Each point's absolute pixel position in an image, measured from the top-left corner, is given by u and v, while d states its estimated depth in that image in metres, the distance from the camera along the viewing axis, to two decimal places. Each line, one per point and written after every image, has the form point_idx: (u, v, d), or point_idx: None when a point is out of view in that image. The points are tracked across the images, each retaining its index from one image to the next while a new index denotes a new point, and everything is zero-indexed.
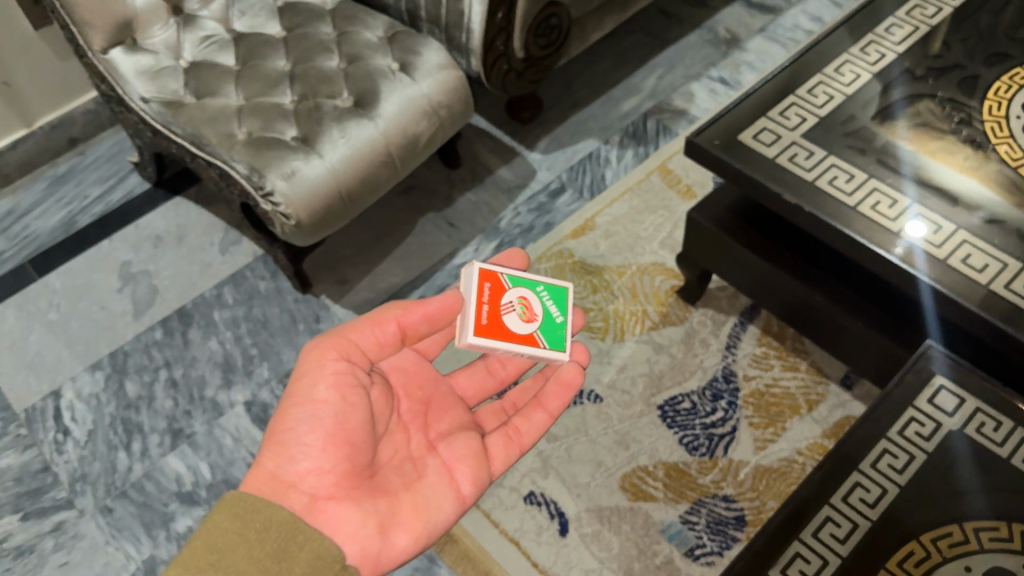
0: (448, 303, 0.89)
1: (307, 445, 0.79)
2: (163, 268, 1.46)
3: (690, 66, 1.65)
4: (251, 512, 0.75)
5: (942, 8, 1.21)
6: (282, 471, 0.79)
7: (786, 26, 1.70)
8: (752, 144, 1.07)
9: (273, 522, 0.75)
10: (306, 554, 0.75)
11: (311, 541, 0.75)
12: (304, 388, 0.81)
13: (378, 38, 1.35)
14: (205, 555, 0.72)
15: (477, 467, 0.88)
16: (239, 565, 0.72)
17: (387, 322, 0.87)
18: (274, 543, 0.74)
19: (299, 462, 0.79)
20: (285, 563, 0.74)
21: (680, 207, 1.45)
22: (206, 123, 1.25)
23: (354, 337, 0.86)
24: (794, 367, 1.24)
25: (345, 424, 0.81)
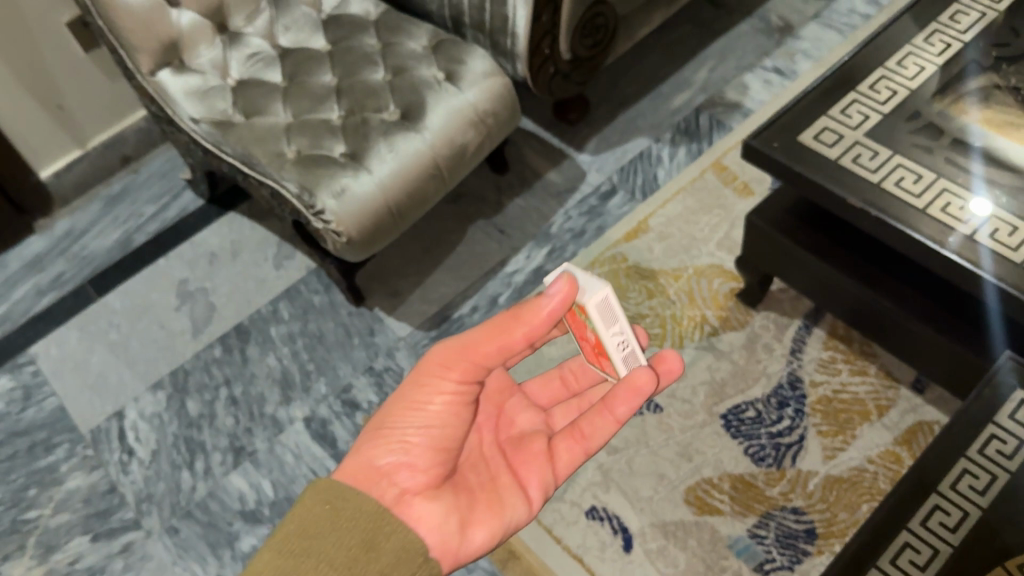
0: (570, 289, 0.71)
1: (407, 440, 0.75)
2: (219, 285, 1.47)
3: (741, 57, 1.61)
4: (341, 499, 0.69)
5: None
6: (378, 460, 0.74)
7: (841, 11, 1.64)
8: (813, 145, 1.03)
9: (362, 511, 0.69)
10: (393, 545, 0.68)
11: (399, 532, 0.68)
12: (415, 389, 0.76)
13: (423, 47, 1.33)
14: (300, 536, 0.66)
15: (549, 473, 0.83)
16: (329, 552, 0.66)
17: (515, 330, 0.72)
18: (363, 532, 0.68)
19: (395, 455, 0.75)
20: (375, 552, 0.67)
21: (737, 206, 1.41)
22: (256, 143, 1.25)
23: (477, 351, 0.73)
24: (863, 371, 1.20)
25: (450, 431, 0.76)
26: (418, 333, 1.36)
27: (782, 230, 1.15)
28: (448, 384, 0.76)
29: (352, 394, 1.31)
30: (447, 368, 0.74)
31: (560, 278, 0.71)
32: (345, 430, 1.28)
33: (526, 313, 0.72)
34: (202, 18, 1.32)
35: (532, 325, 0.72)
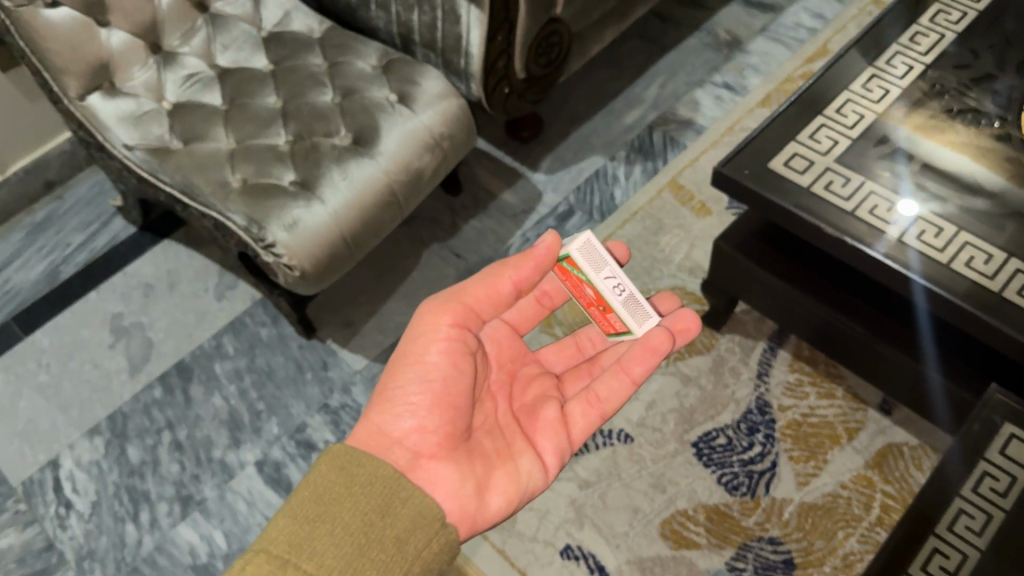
0: (551, 245, 0.79)
1: (414, 403, 0.79)
2: (157, 320, 1.38)
3: (691, 72, 1.59)
4: (356, 466, 0.73)
5: (967, 12, 1.15)
6: (388, 427, 0.79)
7: (788, 24, 1.63)
8: (784, 171, 1.01)
9: (378, 477, 0.73)
10: (407, 511, 0.72)
11: (414, 498, 0.72)
12: (418, 351, 0.81)
13: (373, 67, 1.28)
14: (315, 505, 0.70)
15: (560, 437, 0.87)
16: (346, 517, 0.69)
17: (499, 281, 0.83)
18: (377, 498, 0.71)
19: (406, 419, 0.79)
20: (389, 519, 0.71)
21: (696, 226, 1.39)
22: (196, 171, 1.17)
23: (468, 299, 0.83)
24: (831, 394, 1.20)
25: (453, 389, 0.80)
26: (374, 366, 1.30)
27: (747, 255, 1.13)
28: (449, 347, 0.81)
29: (307, 434, 1.25)
30: (441, 324, 0.81)
31: (544, 233, 0.80)
32: (301, 472, 1.22)
33: (512, 262, 0.82)
34: (133, 36, 1.24)
35: (516, 273, 0.82)
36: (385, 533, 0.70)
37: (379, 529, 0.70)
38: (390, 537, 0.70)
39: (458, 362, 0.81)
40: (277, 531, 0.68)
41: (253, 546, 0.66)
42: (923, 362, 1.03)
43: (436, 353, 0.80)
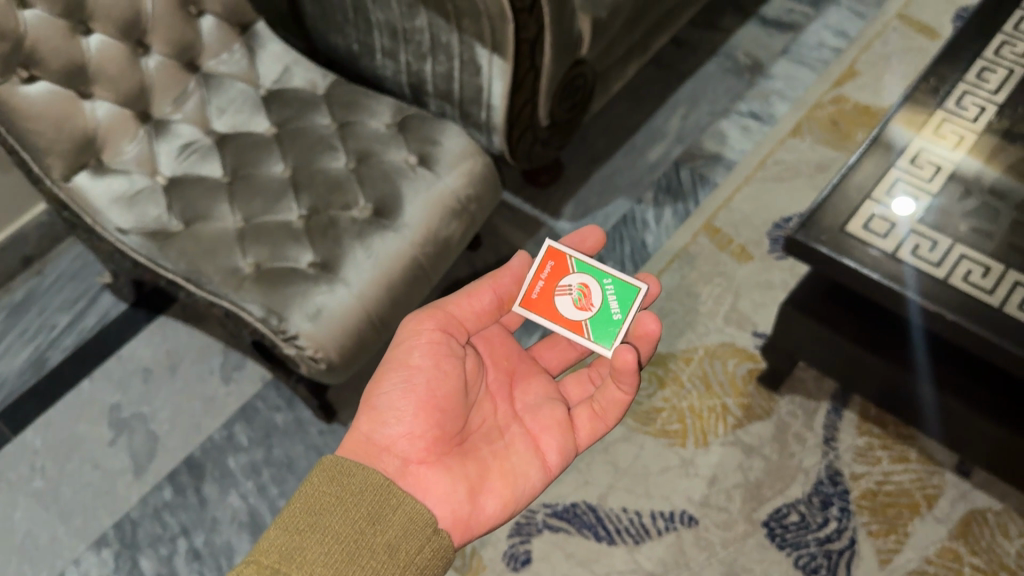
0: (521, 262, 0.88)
1: (399, 408, 0.79)
2: (160, 409, 1.26)
3: (714, 101, 1.50)
4: (347, 476, 0.73)
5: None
6: (376, 436, 0.79)
7: (810, 44, 1.54)
8: (864, 235, 0.91)
9: (368, 485, 0.73)
10: (398, 518, 0.72)
11: (405, 505, 0.73)
12: (401, 356, 0.82)
13: (387, 126, 1.17)
14: (304, 514, 0.70)
15: (562, 438, 0.85)
16: (337, 526, 0.69)
17: (479, 292, 0.87)
18: (369, 505, 0.71)
19: (392, 426, 0.79)
20: (380, 526, 0.71)
21: (738, 273, 1.30)
22: (203, 256, 1.05)
23: (451, 306, 0.85)
24: (904, 458, 1.11)
25: (439, 391, 0.80)
26: None
27: (810, 313, 0.99)
28: (433, 350, 0.81)
29: None
30: (421, 328, 0.82)
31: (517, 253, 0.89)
32: None
33: (496, 275, 0.88)
34: (122, 107, 1.11)
35: (495, 284, 0.88)
36: (377, 540, 0.70)
37: (370, 536, 0.70)
38: (382, 543, 0.70)
39: (442, 365, 0.81)
40: (268, 542, 0.68)
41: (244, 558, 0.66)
42: (920, 375, 0.94)
43: (419, 355, 0.81)
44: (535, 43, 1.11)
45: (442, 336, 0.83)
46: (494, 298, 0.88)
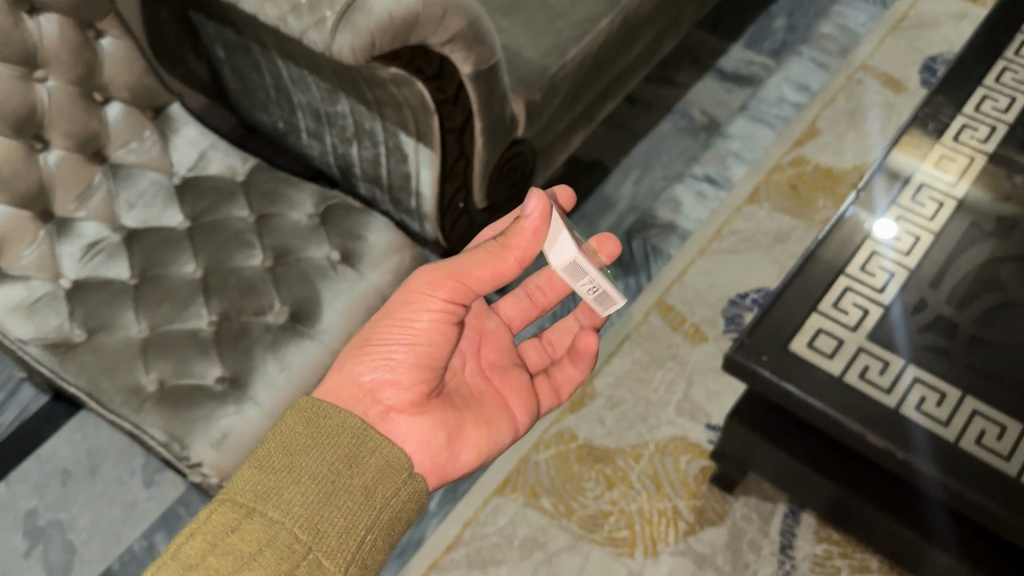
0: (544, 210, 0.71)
1: (394, 358, 0.77)
2: (78, 516, 1.19)
3: (668, 164, 1.42)
4: (323, 417, 0.72)
5: (996, 126, 1.00)
6: (362, 378, 0.78)
7: (769, 100, 1.47)
8: (811, 355, 0.84)
9: (347, 429, 0.72)
10: (375, 461, 0.71)
11: (382, 449, 0.72)
12: (406, 315, 0.77)
13: (309, 217, 1.09)
14: (280, 455, 0.69)
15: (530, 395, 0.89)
16: (312, 467, 0.69)
17: (502, 259, 0.73)
18: (346, 447, 0.71)
19: (380, 373, 0.77)
20: (357, 468, 0.70)
21: (692, 356, 1.22)
22: (105, 373, 0.97)
23: (470, 280, 0.74)
24: (865, 568, 1.04)
25: (433, 349, 0.78)
26: None
27: (755, 428, 0.91)
28: (443, 315, 0.77)
29: None
30: (434, 292, 0.75)
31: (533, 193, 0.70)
32: None
33: (513, 240, 0.73)
34: (21, 208, 1.02)
35: (520, 250, 0.73)
36: (353, 482, 0.69)
37: (346, 479, 0.69)
38: (358, 486, 0.69)
39: (446, 327, 0.78)
40: (241, 481, 0.68)
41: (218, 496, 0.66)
42: (929, 534, 0.84)
43: (427, 319, 0.76)
44: (462, 132, 1.04)
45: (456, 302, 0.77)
46: (517, 266, 0.75)
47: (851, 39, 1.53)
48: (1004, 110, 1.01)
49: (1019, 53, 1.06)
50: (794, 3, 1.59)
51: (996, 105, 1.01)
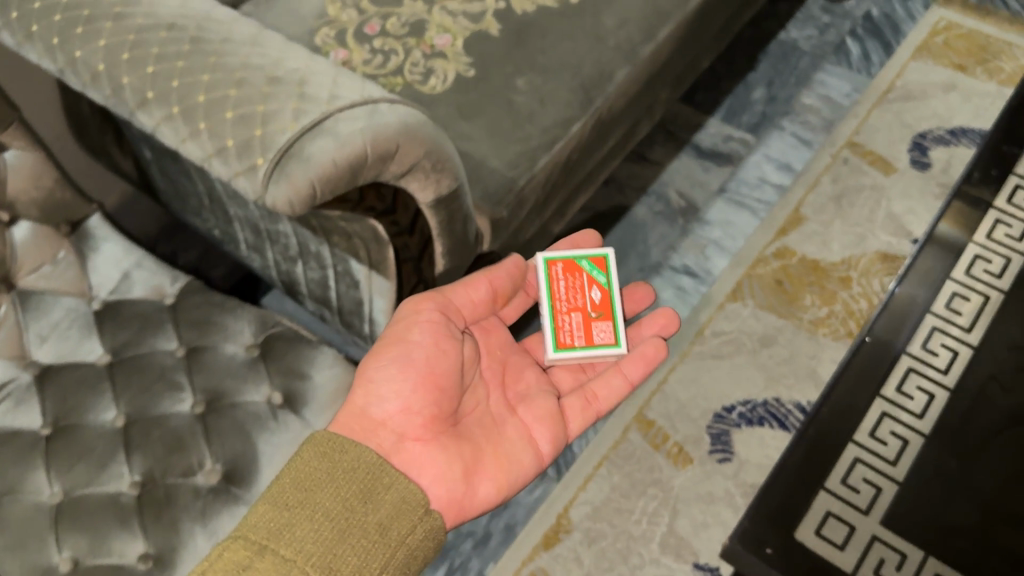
0: (516, 262, 0.91)
1: (396, 385, 0.77)
2: None
3: (645, 253, 1.32)
4: (338, 453, 0.71)
5: (958, 352, 1.05)
6: (372, 410, 0.77)
7: (750, 181, 1.38)
8: (822, 547, 0.98)
9: (360, 465, 0.71)
10: (389, 498, 0.71)
11: (396, 484, 0.71)
12: (401, 333, 0.81)
13: (247, 350, 0.96)
14: (296, 489, 0.68)
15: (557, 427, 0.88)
16: (327, 503, 0.68)
17: (480, 284, 0.89)
18: (361, 484, 0.70)
19: (388, 403, 0.77)
20: (371, 505, 0.69)
21: (675, 481, 1.10)
22: (9, 552, 0.83)
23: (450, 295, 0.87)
24: None
25: (439, 369, 0.79)
26: None
27: None
28: (432, 331, 0.81)
29: None
30: (421, 308, 0.82)
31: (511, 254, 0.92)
32: None
33: (493, 270, 0.91)
34: None
35: (499, 275, 0.90)
36: (367, 518, 0.69)
37: (360, 515, 0.68)
38: (373, 523, 0.69)
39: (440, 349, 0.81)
40: (256, 517, 0.66)
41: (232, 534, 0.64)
42: None
43: (420, 335, 0.80)
44: (420, 260, 0.93)
45: (440, 316, 0.83)
46: (489, 291, 0.90)
47: (835, 112, 1.44)
48: (963, 327, 1.06)
49: (989, 238, 1.11)
50: (773, 71, 1.50)
51: (964, 303, 1.08)
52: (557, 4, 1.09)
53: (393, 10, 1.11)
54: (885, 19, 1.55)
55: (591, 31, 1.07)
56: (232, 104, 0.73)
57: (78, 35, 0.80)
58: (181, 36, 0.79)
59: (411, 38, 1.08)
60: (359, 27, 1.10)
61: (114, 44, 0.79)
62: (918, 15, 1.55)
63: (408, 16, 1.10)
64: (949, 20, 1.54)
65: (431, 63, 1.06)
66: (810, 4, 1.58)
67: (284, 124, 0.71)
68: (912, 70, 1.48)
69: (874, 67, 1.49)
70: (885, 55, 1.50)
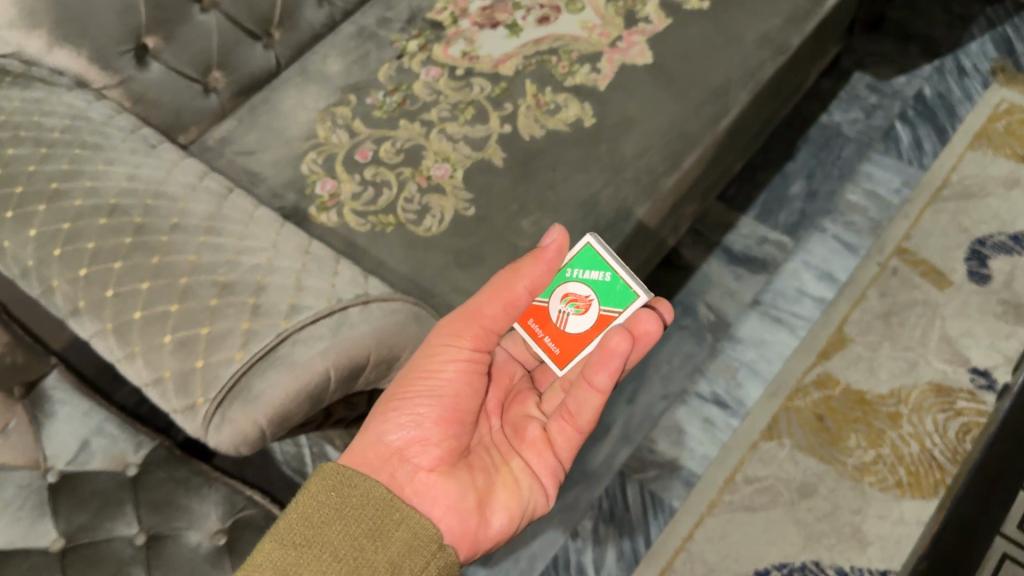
0: (560, 243, 0.67)
1: (419, 414, 0.67)
2: None
3: (668, 377, 1.19)
4: (347, 486, 0.63)
5: None
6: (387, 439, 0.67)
7: (787, 293, 1.24)
8: None
9: (368, 500, 0.63)
10: (402, 535, 0.62)
11: (409, 519, 0.63)
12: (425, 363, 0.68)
13: (212, 538, 0.86)
14: (302, 526, 0.61)
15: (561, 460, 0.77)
16: (335, 541, 0.60)
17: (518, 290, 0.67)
18: (370, 520, 0.62)
19: (406, 430, 0.67)
20: (382, 542, 0.61)
21: None
22: None
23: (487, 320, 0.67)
24: None
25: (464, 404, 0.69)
26: None
27: None
28: (469, 368, 0.68)
29: None
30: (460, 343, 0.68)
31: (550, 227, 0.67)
32: None
33: (526, 264, 0.67)
34: None
35: (531, 276, 0.67)
36: (377, 559, 0.60)
37: (371, 554, 0.60)
38: (383, 563, 0.61)
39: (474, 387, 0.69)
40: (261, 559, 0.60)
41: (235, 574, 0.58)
42: None
43: (451, 371, 0.68)
44: None
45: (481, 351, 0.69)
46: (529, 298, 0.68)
47: (882, 211, 1.30)
48: None
49: None
50: (814, 160, 1.36)
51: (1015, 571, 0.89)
52: (569, 128, 0.97)
53: (386, 133, 1.00)
54: (939, 100, 1.41)
55: (606, 160, 0.95)
56: (172, 325, 0.62)
57: (8, 220, 0.69)
58: (122, 225, 0.68)
59: (406, 168, 0.97)
60: (349, 154, 0.99)
61: (47, 235, 0.68)
62: (976, 95, 1.41)
63: (403, 141, 0.99)
64: (1010, 101, 1.39)
65: (427, 198, 0.94)
66: (855, 82, 1.44)
67: (231, 352, 0.60)
68: (969, 162, 1.33)
69: (927, 158, 1.35)
70: (939, 143, 1.36)
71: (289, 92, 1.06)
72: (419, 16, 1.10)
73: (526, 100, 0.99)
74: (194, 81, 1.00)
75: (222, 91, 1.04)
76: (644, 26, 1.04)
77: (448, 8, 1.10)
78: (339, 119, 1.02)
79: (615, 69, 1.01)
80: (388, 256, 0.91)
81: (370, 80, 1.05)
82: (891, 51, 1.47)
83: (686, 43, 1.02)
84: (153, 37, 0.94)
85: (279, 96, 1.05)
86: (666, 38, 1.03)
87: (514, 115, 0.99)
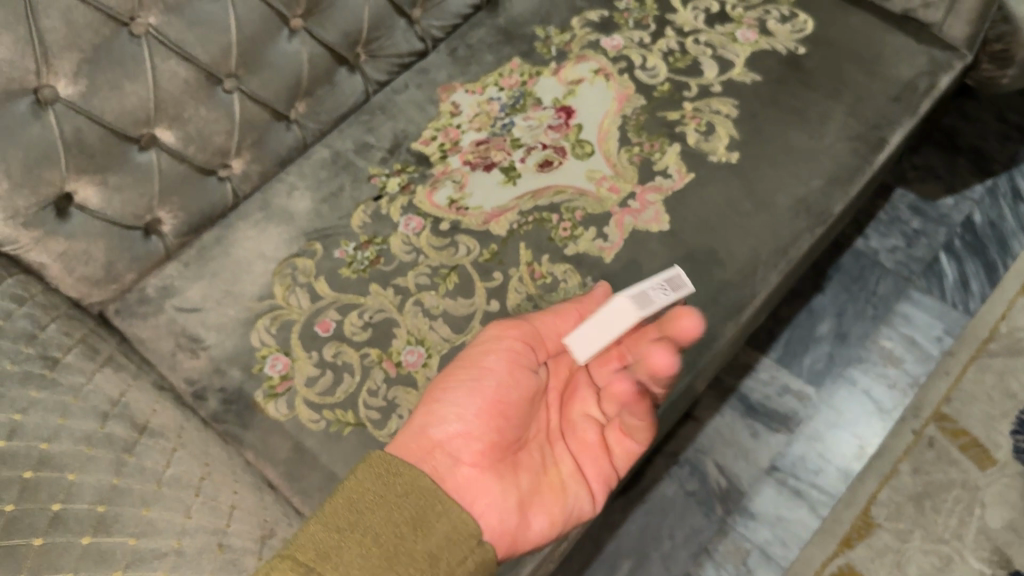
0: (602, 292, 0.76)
1: (461, 407, 0.67)
2: None
3: (670, 554, 1.04)
4: (394, 475, 0.61)
5: None
6: (431, 432, 0.67)
7: (809, 457, 1.09)
8: None
9: (415, 489, 0.61)
10: (442, 527, 0.60)
11: (451, 513, 0.61)
12: (473, 356, 0.71)
13: None
14: (345, 511, 0.59)
15: (612, 460, 0.72)
16: (377, 527, 0.58)
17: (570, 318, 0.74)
18: (412, 509, 0.60)
19: (449, 424, 0.67)
20: (423, 531, 0.59)
21: None
22: None
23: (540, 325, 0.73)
24: None
25: (507, 397, 0.68)
26: None
27: None
28: (512, 356, 0.70)
29: None
30: (504, 333, 0.72)
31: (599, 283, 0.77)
32: None
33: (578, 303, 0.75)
34: None
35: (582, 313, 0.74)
36: (416, 547, 0.58)
37: (411, 543, 0.58)
38: (422, 553, 0.58)
39: (516, 376, 0.70)
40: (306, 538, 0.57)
41: (277, 554, 0.56)
42: None
43: (495, 358, 0.70)
44: None
45: (525, 345, 0.72)
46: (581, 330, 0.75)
47: (921, 364, 1.15)
48: None
49: None
50: (845, 296, 1.21)
51: None
52: None
53: (354, 299, 0.85)
54: (990, 229, 1.26)
55: None
56: None
57: None
58: None
59: (372, 348, 0.82)
60: (307, 324, 0.84)
61: None
62: None
63: (372, 311, 0.84)
64: None
65: (394, 392, 0.80)
66: (896, 200, 1.29)
67: None
68: (1021, 310, 1.19)
69: (973, 301, 1.19)
70: (988, 284, 1.21)
71: (245, 232, 0.90)
72: (403, 145, 0.95)
73: (519, 269, 0.85)
74: (130, 228, 0.85)
75: (167, 232, 0.88)
76: (662, 181, 0.89)
77: (437, 137, 0.95)
78: (300, 276, 0.87)
79: (624, 235, 0.86)
80: (343, 466, 0.77)
81: (340, 227, 0.90)
82: (939, 166, 1.32)
83: (710, 206, 0.88)
84: (82, 186, 0.79)
85: (233, 237, 0.90)
86: (687, 198, 0.88)
87: (503, 289, 0.84)
